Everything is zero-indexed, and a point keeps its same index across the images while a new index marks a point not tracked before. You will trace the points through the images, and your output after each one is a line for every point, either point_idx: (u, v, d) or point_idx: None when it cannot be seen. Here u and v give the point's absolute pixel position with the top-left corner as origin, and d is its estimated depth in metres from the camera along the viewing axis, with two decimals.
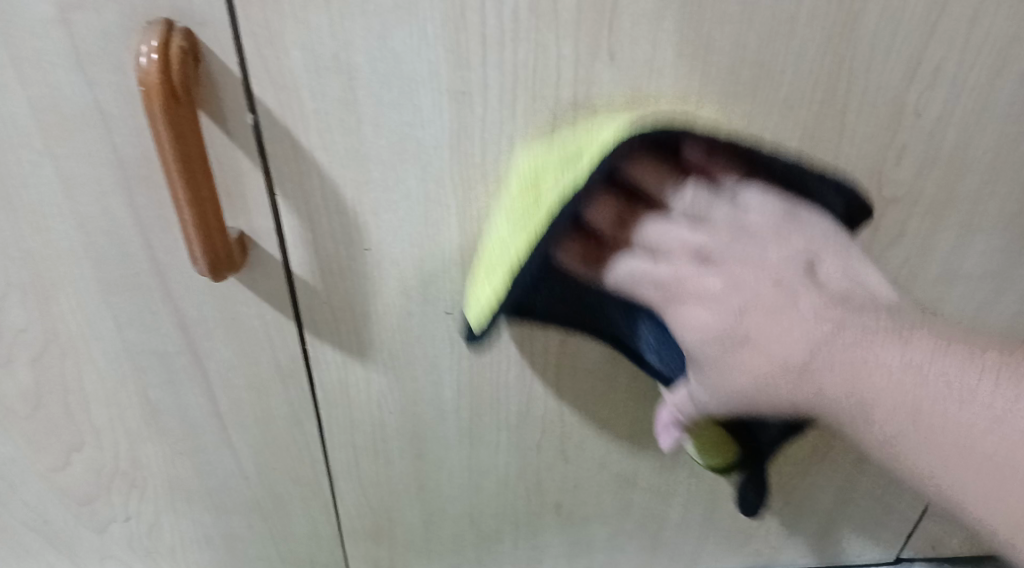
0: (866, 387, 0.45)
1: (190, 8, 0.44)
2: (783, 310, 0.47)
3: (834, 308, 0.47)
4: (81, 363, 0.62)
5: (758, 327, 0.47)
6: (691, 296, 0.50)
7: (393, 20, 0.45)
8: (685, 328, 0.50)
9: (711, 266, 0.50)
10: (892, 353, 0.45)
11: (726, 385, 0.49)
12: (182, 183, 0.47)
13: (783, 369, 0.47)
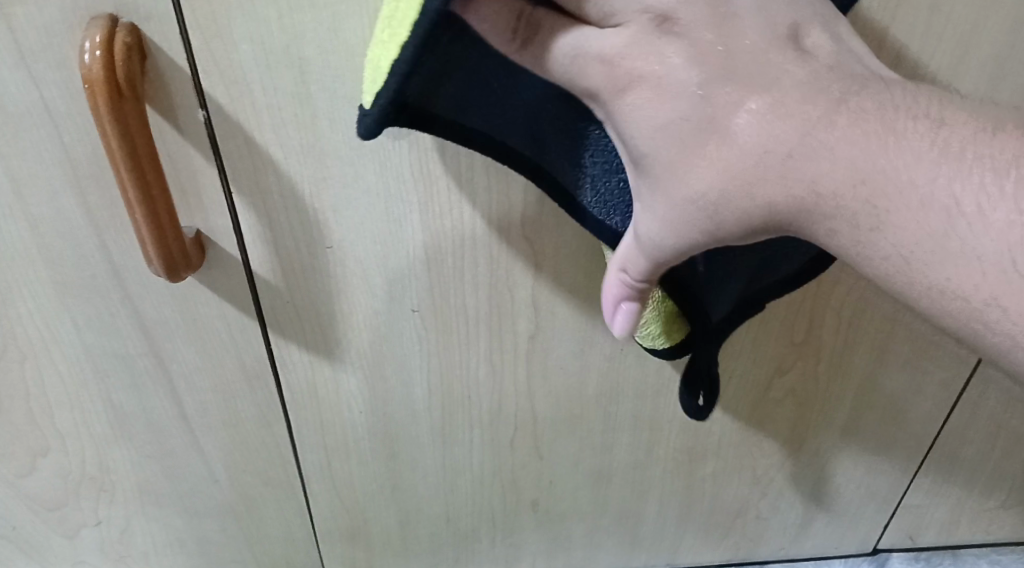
0: (868, 179, 0.36)
1: (134, 3, 0.43)
2: (771, 56, 0.37)
3: (826, 85, 0.37)
4: (42, 368, 0.61)
5: (728, 113, 0.37)
6: (648, 79, 0.38)
7: (344, 11, 0.44)
8: (641, 126, 0.38)
9: (677, 40, 0.38)
10: (909, 143, 0.36)
11: (684, 197, 0.39)
12: (131, 181, 0.46)
13: (755, 161, 0.37)
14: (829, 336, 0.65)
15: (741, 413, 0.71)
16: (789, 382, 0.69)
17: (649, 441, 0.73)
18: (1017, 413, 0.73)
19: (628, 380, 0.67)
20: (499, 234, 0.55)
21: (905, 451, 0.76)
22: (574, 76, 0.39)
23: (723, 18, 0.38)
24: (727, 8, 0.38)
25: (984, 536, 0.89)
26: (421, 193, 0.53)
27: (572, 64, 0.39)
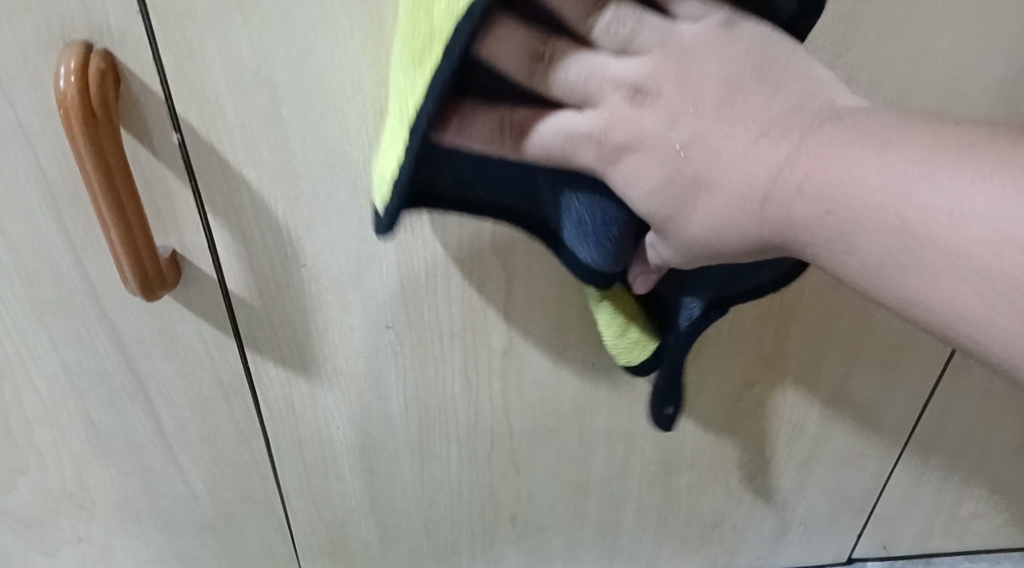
0: (848, 215, 0.37)
1: (107, 28, 0.44)
2: (735, 112, 0.39)
3: (790, 133, 0.38)
4: (20, 385, 0.61)
5: (708, 173, 0.39)
6: (630, 152, 0.41)
7: (313, 36, 0.46)
8: (635, 193, 0.41)
9: (648, 107, 0.40)
10: (872, 166, 0.36)
11: (694, 244, 0.42)
12: (107, 202, 0.47)
13: (741, 209, 0.39)
14: (796, 347, 0.66)
15: (713, 423, 0.72)
16: (759, 393, 0.70)
17: (624, 453, 0.74)
18: (985, 422, 0.75)
19: (601, 393, 0.68)
20: (470, 251, 0.57)
21: (876, 461, 0.78)
22: (562, 156, 0.42)
23: (684, 81, 0.39)
24: (685, 71, 0.39)
25: (958, 545, 0.90)
26: None
27: (559, 148, 0.42)
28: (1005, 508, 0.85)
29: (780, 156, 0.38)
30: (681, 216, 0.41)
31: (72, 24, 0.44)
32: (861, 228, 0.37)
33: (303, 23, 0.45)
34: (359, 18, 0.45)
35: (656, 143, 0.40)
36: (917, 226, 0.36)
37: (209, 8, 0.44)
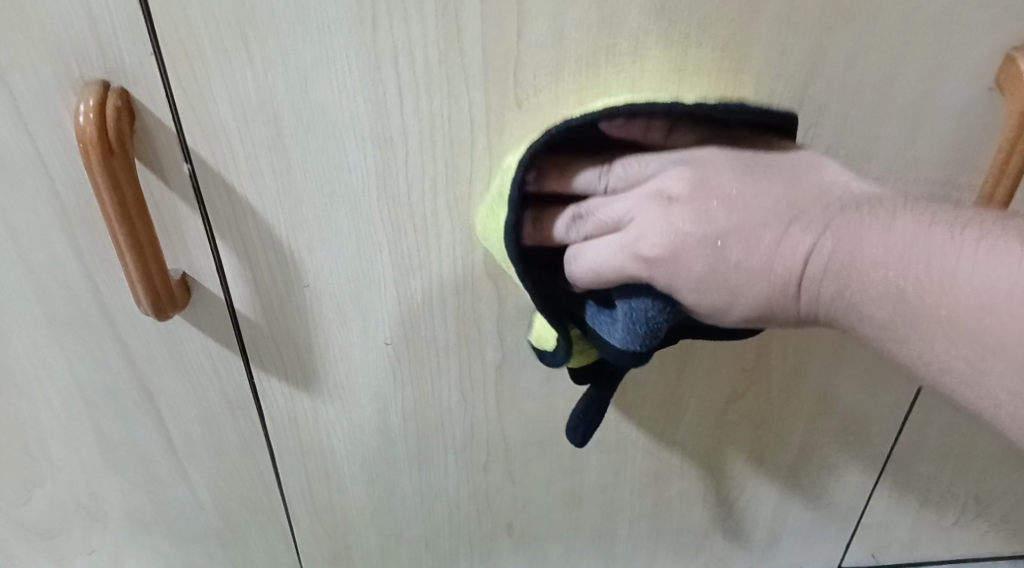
0: (866, 294, 0.43)
1: (122, 68, 0.48)
2: (757, 216, 0.46)
3: (812, 232, 0.44)
4: (37, 401, 0.65)
5: (743, 266, 0.45)
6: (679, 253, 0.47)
7: (314, 74, 0.49)
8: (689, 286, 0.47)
9: (684, 214, 0.47)
10: (876, 240, 0.43)
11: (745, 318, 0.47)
12: (122, 229, 0.50)
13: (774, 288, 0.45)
14: (776, 360, 0.69)
15: (701, 435, 0.75)
16: (743, 405, 0.72)
17: (616, 464, 0.77)
18: (965, 432, 0.77)
19: None
20: (463, 272, 0.60)
21: (862, 470, 0.80)
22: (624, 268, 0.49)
23: (710, 194, 0.47)
24: (706, 186, 0.47)
25: (945, 552, 0.92)
26: (390, 235, 0.57)
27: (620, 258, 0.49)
28: (989, 515, 0.88)
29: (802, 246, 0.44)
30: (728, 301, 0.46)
31: (90, 65, 0.47)
32: (872, 299, 0.43)
33: (305, 63, 0.48)
34: (357, 57, 0.49)
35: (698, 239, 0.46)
36: (919, 294, 0.41)
37: (217, 48, 0.47)
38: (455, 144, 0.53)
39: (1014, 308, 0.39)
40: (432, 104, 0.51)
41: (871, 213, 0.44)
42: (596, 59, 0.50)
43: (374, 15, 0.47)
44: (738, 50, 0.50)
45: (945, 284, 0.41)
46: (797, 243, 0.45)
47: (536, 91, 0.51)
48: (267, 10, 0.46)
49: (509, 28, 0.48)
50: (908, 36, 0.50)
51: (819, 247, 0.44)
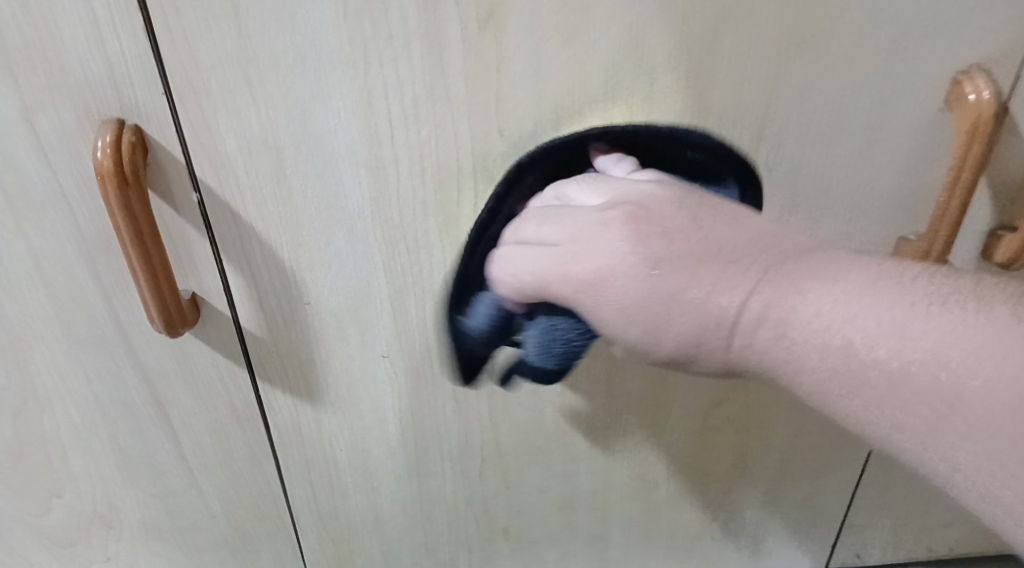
0: (804, 343, 0.45)
1: (137, 107, 0.52)
2: (696, 257, 0.48)
3: (751, 281, 0.47)
4: (57, 415, 0.69)
5: (672, 302, 0.48)
6: (608, 279, 0.49)
7: (311, 108, 0.53)
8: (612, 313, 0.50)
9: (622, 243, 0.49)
10: (820, 295, 0.45)
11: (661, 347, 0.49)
12: (136, 254, 0.54)
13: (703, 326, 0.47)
14: None
15: (686, 440, 0.78)
16: (725, 409, 0.76)
17: (606, 469, 0.80)
18: None
19: (581, 413, 0.75)
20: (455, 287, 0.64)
21: (843, 473, 0.83)
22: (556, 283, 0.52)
23: (653, 230, 0.49)
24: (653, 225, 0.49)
25: (930, 553, 0.95)
26: (385, 255, 0.61)
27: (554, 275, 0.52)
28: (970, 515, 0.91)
29: (742, 295, 0.47)
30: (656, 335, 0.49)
31: (106, 104, 0.52)
32: (816, 352, 0.45)
33: (303, 98, 0.53)
34: (350, 92, 0.53)
35: (630, 268, 0.48)
36: (868, 352, 0.43)
37: (222, 87, 0.52)
38: (443, 169, 0.57)
39: (973, 369, 0.41)
40: (420, 134, 0.55)
41: (821, 274, 0.46)
42: (572, 90, 0.54)
43: (365, 54, 0.51)
44: (703, 79, 0.55)
45: (895, 344, 0.43)
46: (732, 289, 0.47)
47: (516, 120, 0.55)
48: (268, 52, 0.51)
49: (490, 63, 0.52)
50: (861, 63, 0.55)
51: (756, 295, 0.46)
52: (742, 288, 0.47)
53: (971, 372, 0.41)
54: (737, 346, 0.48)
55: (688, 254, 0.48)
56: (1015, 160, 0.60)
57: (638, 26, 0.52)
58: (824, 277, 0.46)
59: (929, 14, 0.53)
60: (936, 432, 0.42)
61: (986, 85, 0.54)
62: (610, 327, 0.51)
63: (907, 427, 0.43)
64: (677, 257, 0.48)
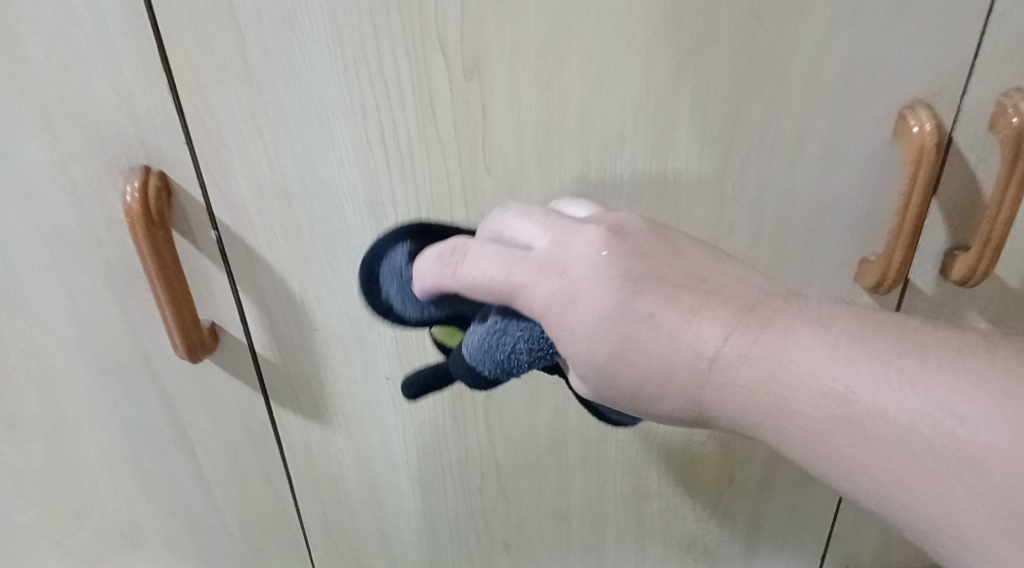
0: (790, 383, 0.47)
1: (161, 155, 0.58)
2: (683, 294, 0.49)
3: (735, 323, 0.48)
4: (87, 439, 0.74)
5: (649, 332, 0.49)
6: (587, 298, 0.49)
7: (316, 153, 0.59)
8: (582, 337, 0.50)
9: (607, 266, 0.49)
10: (813, 341, 0.47)
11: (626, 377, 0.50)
12: (160, 286, 0.60)
13: (677, 360, 0.48)
14: None
15: (673, 452, 0.83)
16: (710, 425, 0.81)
17: (599, 482, 0.85)
18: None
19: (573, 428, 0.80)
20: None
21: (827, 483, 0.87)
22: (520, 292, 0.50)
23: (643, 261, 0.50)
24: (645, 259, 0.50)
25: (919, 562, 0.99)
26: None
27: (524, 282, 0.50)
28: None
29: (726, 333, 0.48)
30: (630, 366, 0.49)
31: (134, 154, 0.58)
32: (807, 394, 0.46)
33: (308, 144, 0.59)
34: (351, 138, 0.59)
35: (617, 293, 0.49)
36: (859, 397, 0.45)
37: (237, 135, 0.58)
38: (436, 205, 0.63)
39: (961, 421, 0.43)
40: (415, 173, 0.61)
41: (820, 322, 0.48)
42: (550, 132, 0.60)
43: (364, 104, 0.58)
44: (669, 119, 0.60)
45: (888, 391, 0.45)
46: (712, 327, 0.48)
47: (501, 160, 0.61)
48: (277, 104, 0.57)
49: (476, 108, 0.58)
50: (812, 101, 0.60)
51: (746, 334, 0.48)
52: (722, 323, 0.48)
53: (961, 425, 0.43)
54: (712, 380, 0.48)
55: (669, 288, 0.49)
56: (963, 185, 0.65)
57: (607, 73, 0.58)
58: (816, 325, 0.48)
59: (870, 56, 0.59)
60: (909, 478, 0.45)
61: (927, 117, 0.60)
62: (575, 354, 0.50)
63: (882, 471, 0.45)
64: (655, 286, 0.49)
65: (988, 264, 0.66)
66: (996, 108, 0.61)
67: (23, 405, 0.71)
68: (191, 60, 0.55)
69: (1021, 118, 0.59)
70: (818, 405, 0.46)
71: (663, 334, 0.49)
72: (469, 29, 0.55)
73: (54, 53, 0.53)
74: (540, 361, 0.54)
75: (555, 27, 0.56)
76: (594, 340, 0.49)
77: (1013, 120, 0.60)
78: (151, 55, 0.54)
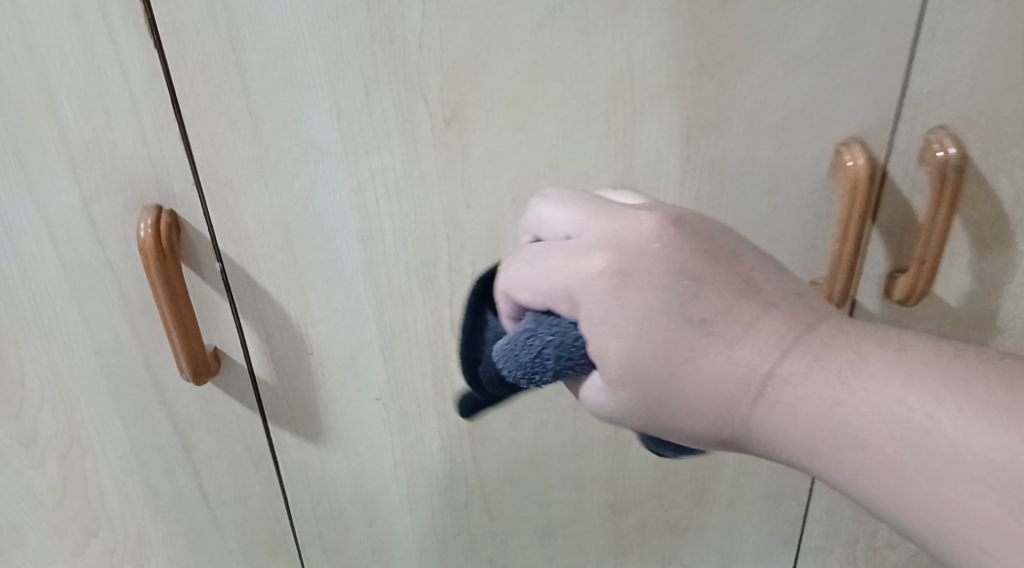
0: (829, 409, 0.47)
1: (173, 195, 0.65)
2: (734, 311, 0.49)
3: (789, 351, 0.49)
4: (98, 459, 0.79)
5: (688, 339, 0.49)
6: (627, 292, 0.49)
7: (313, 191, 0.66)
8: (611, 337, 0.49)
9: (660, 265, 0.49)
10: (864, 373, 0.47)
11: (652, 385, 0.50)
12: (170, 314, 0.66)
13: (714, 376, 0.49)
14: None
15: (648, 468, 0.88)
16: None
17: (578, 497, 0.90)
18: None
19: (552, 444, 0.86)
20: (436, 334, 0.76)
21: (791, 495, 0.93)
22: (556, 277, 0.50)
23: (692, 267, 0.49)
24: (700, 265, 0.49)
25: None
26: (376, 309, 0.73)
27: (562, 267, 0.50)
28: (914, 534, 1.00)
29: (776, 356, 0.48)
30: (659, 372, 0.49)
31: (149, 194, 0.65)
32: (841, 418, 0.47)
33: (306, 184, 0.66)
34: (344, 179, 0.66)
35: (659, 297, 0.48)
36: (891, 426, 0.46)
37: (242, 177, 0.65)
38: (422, 237, 0.69)
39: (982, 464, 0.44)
40: (402, 208, 0.68)
41: (871, 353, 0.48)
42: (523, 171, 0.67)
43: (356, 147, 0.64)
44: (629, 158, 0.67)
45: (923, 432, 0.45)
46: (760, 352, 0.48)
47: (480, 195, 0.68)
48: (279, 148, 0.64)
49: (456, 151, 0.65)
50: (757, 141, 0.67)
51: (795, 358, 0.48)
52: (771, 349, 0.49)
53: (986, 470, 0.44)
54: (751, 396, 0.49)
55: (721, 301, 0.49)
56: (899, 214, 0.72)
57: (573, 119, 0.65)
58: (866, 357, 0.48)
59: (807, 101, 0.66)
60: (921, 504, 0.46)
61: (860, 152, 0.67)
62: (601, 358, 0.50)
63: (895, 497, 0.47)
64: (704, 294, 0.49)
65: (924, 285, 0.73)
66: (923, 144, 0.68)
67: (39, 429, 0.76)
68: (202, 110, 0.62)
69: (944, 152, 0.67)
70: (870, 428, 0.47)
71: (715, 342, 0.49)
72: (449, 81, 0.62)
73: (81, 106, 0.60)
74: (564, 372, 0.52)
75: (525, 79, 0.63)
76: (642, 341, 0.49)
77: (938, 154, 0.67)
78: (167, 106, 0.61)
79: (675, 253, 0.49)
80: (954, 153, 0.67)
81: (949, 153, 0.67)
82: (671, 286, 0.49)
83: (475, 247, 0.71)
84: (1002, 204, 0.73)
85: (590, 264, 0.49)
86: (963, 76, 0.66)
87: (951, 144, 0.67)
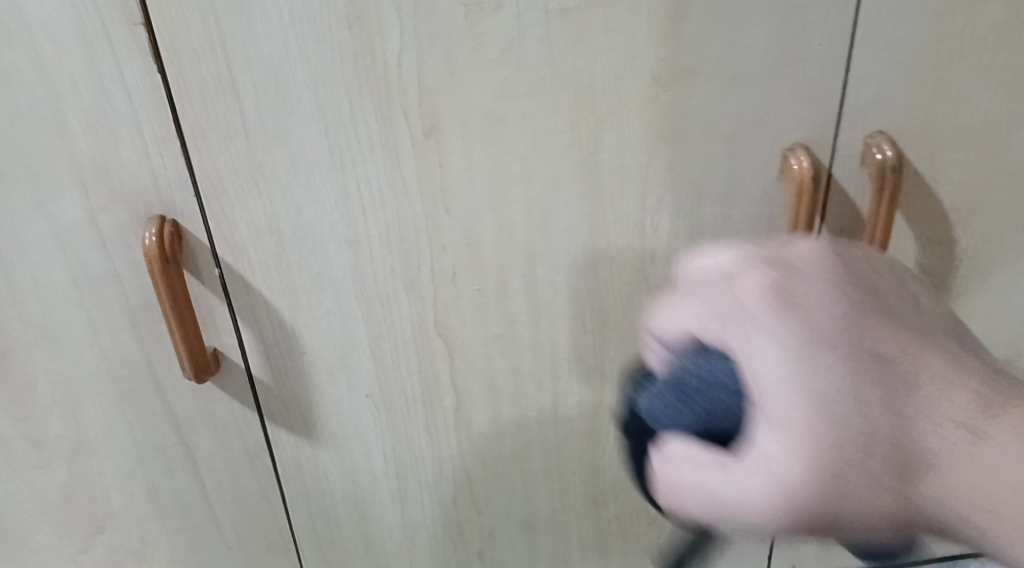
0: (985, 458, 0.49)
1: (174, 206, 0.70)
2: (921, 358, 0.51)
3: (969, 402, 0.50)
4: (103, 459, 0.84)
5: (875, 386, 0.49)
6: (815, 327, 0.50)
7: (303, 201, 0.72)
8: (816, 370, 0.48)
9: (841, 309, 0.51)
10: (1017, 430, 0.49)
11: (835, 442, 0.48)
12: (172, 316, 0.71)
13: (891, 428, 0.49)
14: None
15: (625, 460, 0.93)
16: None
17: (560, 490, 0.95)
18: None
19: (533, 439, 0.90)
20: (420, 334, 0.81)
21: None
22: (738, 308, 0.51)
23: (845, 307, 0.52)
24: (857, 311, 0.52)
25: None
26: (363, 310, 0.78)
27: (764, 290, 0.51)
28: None
29: (956, 411, 0.50)
30: (841, 424, 0.48)
31: (151, 205, 0.70)
32: (992, 469, 0.49)
33: (297, 194, 0.71)
34: (331, 188, 0.71)
35: (842, 340, 0.50)
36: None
37: (237, 188, 0.70)
38: (405, 242, 0.75)
39: None
40: (386, 215, 0.73)
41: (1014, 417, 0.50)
42: (497, 179, 0.73)
43: (342, 159, 0.70)
44: (594, 166, 0.73)
45: None
46: (941, 403, 0.50)
47: (458, 201, 0.73)
48: (271, 161, 0.69)
49: (434, 161, 0.71)
50: (710, 148, 0.73)
51: (964, 411, 0.50)
52: (947, 402, 0.50)
53: None
54: (933, 448, 0.49)
55: (908, 350, 0.51)
56: (845, 212, 0.78)
57: (540, 131, 0.71)
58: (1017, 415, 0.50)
59: (754, 111, 0.72)
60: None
61: (804, 156, 0.73)
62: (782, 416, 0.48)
63: (1003, 532, 0.49)
64: (874, 345, 0.51)
65: None
66: (863, 147, 0.74)
67: (48, 430, 0.81)
68: (200, 128, 0.67)
69: (882, 155, 0.73)
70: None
71: (890, 391, 0.49)
72: (425, 98, 0.68)
73: (89, 126, 0.66)
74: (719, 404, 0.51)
75: (495, 95, 0.69)
76: (823, 369, 0.48)
77: (877, 156, 0.73)
78: (168, 125, 0.67)
79: (843, 301, 0.52)
80: (891, 155, 0.73)
81: (886, 156, 0.73)
82: (839, 323, 0.51)
83: (455, 251, 0.76)
84: (943, 203, 0.78)
85: (751, 286, 0.51)
86: (895, 85, 0.72)
87: (888, 146, 0.73)
